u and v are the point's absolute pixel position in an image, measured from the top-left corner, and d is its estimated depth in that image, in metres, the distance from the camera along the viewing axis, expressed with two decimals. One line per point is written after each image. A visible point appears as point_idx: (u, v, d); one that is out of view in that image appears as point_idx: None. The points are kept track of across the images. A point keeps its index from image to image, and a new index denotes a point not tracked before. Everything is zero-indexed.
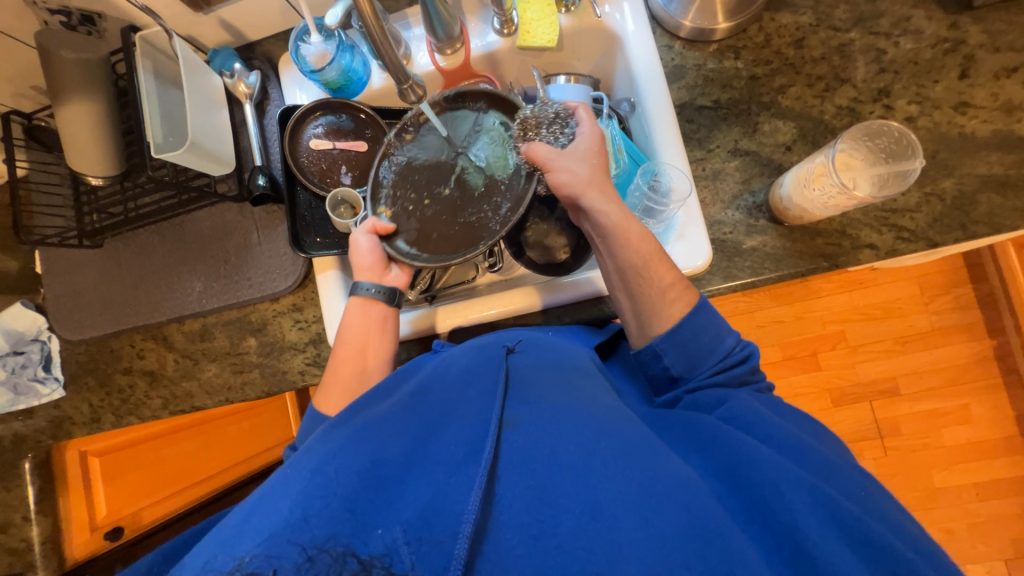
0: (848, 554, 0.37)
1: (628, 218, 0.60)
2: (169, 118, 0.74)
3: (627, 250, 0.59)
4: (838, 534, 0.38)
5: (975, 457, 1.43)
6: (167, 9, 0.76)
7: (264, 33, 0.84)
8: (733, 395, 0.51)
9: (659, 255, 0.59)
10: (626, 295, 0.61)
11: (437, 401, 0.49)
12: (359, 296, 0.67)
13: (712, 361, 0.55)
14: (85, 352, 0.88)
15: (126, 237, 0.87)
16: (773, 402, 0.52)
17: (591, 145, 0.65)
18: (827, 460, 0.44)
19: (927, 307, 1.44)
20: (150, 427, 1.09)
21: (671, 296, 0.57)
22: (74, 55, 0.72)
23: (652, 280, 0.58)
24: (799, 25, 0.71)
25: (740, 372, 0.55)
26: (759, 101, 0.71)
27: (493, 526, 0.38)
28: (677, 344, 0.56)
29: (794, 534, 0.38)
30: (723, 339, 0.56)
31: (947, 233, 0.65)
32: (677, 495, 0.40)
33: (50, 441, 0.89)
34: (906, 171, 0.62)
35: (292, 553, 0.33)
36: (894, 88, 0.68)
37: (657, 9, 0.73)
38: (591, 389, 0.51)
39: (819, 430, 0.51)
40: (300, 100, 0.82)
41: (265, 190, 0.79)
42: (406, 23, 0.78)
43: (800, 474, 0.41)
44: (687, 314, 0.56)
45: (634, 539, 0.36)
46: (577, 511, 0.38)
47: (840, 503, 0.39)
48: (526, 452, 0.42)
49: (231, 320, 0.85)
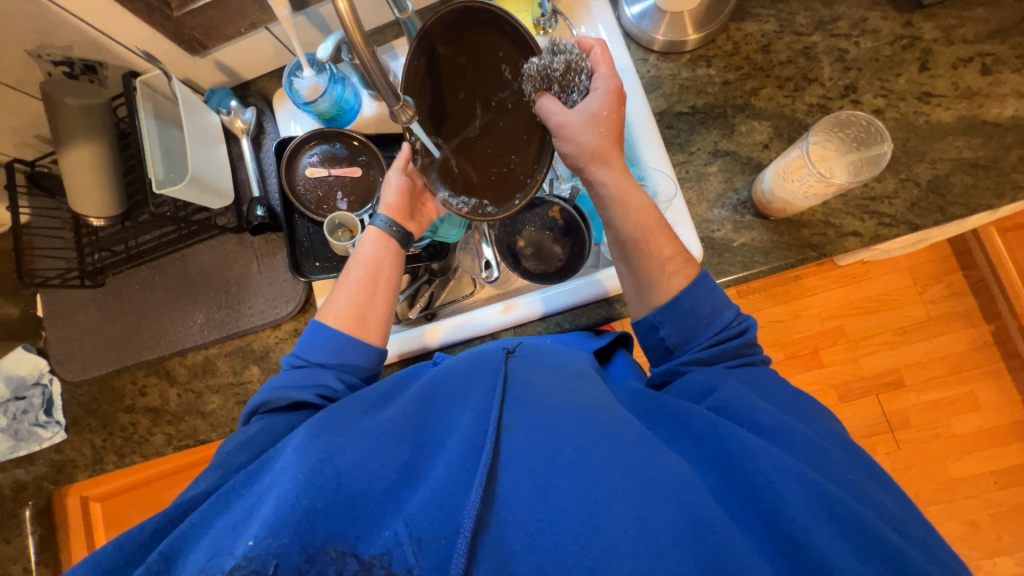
0: (839, 537, 0.37)
1: (634, 191, 0.61)
2: (169, 155, 0.76)
3: (627, 223, 0.60)
4: (835, 528, 0.37)
5: (989, 444, 1.42)
6: (166, 55, 0.79)
7: (259, 71, 0.88)
8: (721, 383, 0.49)
9: (662, 229, 0.61)
10: (627, 269, 0.62)
11: (441, 406, 0.49)
12: (375, 227, 0.67)
13: (707, 334, 0.56)
14: (88, 393, 0.88)
15: (127, 275, 0.88)
16: (774, 389, 0.50)
17: (603, 109, 0.62)
18: (812, 442, 0.43)
19: (921, 296, 1.46)
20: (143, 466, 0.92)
21: (671, 269, 0.59)
22: (78, 102, 0.75)
23: (652, 253, 0.59)
24: (764, 32, 0.75)
25: (734, 345, 0.55)
26: (734, 104, 0.75)
27: (492, 520, 0.39)
28: (674, 316, 0.56)
29: (786, 524, 0.38)
30: (722, 313, 0.56)
31: (926, 216, 0.67)
32: (674, 492, 0.39)
33: (52, 485, 0.88)
34: (877, 156, 0.65)
35: (292, 553, 0.35)
36: (859, 84, 0.72)
37: (630, 26, 0.77)
38: (586, 386, 0.50)
39: (818, 412, 0.49)
40: (295, 131, 0.85)
41: (264, 220, 0.80)
42: (393, 54, 0.83)
43: (796, 464, 0.40)
44: (687, 287, 0.57)
45: (628, 536, 0.36)
46: (574, 510, 0.38)
47: (835, 492, 0.39)
48: (525, 454, 0.42)
49: (233, 350, 0.85)
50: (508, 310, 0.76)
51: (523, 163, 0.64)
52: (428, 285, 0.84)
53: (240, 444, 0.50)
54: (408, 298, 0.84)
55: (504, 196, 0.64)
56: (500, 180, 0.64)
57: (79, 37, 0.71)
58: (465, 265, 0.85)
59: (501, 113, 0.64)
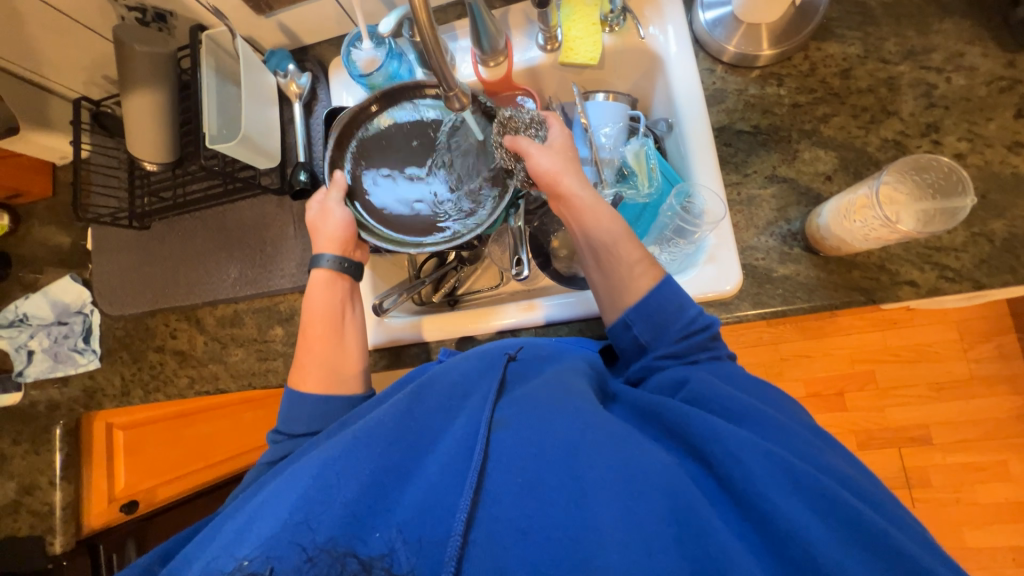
0: (811, 514, 0.35)
1: (595, 200, 0.62)
2: (225, 111, 0.78)
3: (598, 229, 0.60)
4: (803, 500, 0.36)
5: (1015, 518, 1.33)
6: (233, 11, 0.80)
7: (319, 37, 0.88)
8: (693, 374, 0.48)
9: (629, 236, 0.59)
10: (599, 274, 0.61)
11: (434, 403, 0.47)
12: (322, 268, 0.67)
13: (675, 327, 0.53)
14: (124, 327, 0.93)
15: (171, 221, 0.91)
16: (745, 381, 0.48)
17: (565, 140, 0.68)
18: (781, 424, 0.42)
19: (965, 353, 1.37)
20: (167, 410, 1.12)
21: (638, 271, 0.57)
22: (145, 48, 0.77)
23: (621, 258, 0.58)
24: (846, 55, 0.70)
25: (700, 340, 0.52)
26: (801, 129, 0.70)
27: (482, 517, 0.38)
28: (644, 313, 0.55)
29: (756, 500, 0.36)
30: (686, 309, 0.54)
31: (995, 275, 0.62)
32: (657, 479, 0.37)
33: (82, 408, 0.94)
34: (954, 209, 0.59)
35: (292, 554, 0.35)
36: (944, 124, 0.67)
37: (701, 32, 0.74)
38: (577, 379, 0.49)
39: (795, 403, 0.48)
40: (346, 101, 0.85)
41: (306, 185, 0.81)
42: (453, 35, 0.83)
43: (761, 443, 0.39)
44: (653, 288, 0.56)
45: (615, 526, 0.36)
46: (563, 502, 0.38)
47: (800, 465, 0.37)
48: (515, 452, 0.41)
49: (261, 308, 0.88)
50: (529, 310, 0.74)
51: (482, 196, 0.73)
52: (455, 271, 0.85)
53: (244, 483, 0.56)
54: (433, 282, 0.85)
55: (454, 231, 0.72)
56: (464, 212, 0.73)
57: None
58: (495, 256, 0.84)
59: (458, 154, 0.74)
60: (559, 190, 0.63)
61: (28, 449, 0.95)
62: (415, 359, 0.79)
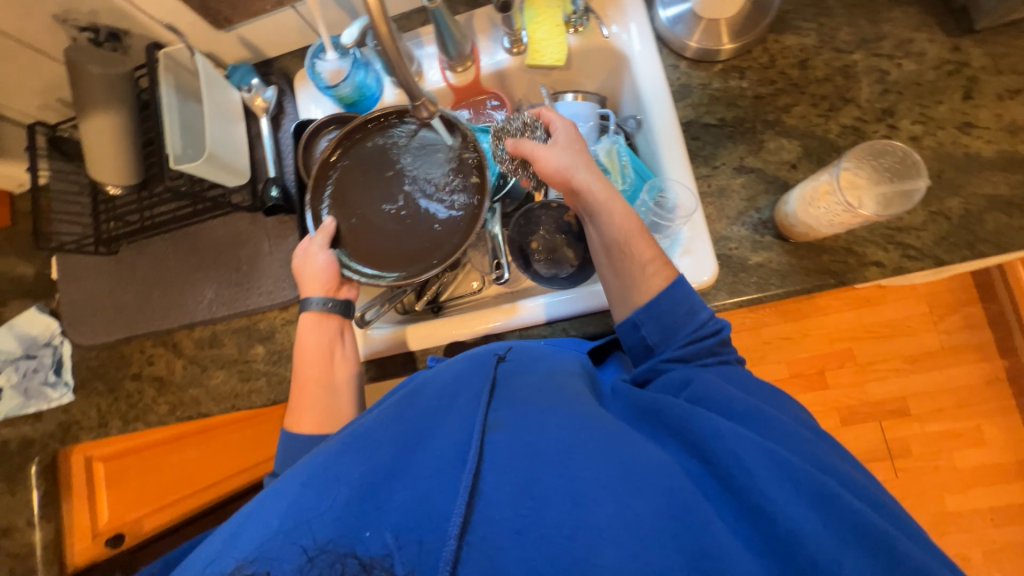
0: (807, 509, 0.36)
1: (609, 197, 0.62)
2: (189, 130, 0.76)
3: (611, 225, 0.61)
4: (801, 496, 0.37)
5: (990, 480, 1.40)
6: (190, 28, 0.79)
7: (281, 49, 0.87)
8: (697, 376, 0.49)
9: (642, 233, 0.60)
10: (611, 272, 0.61)
11: (425, 403, 0.47)
12: (310, 312, 0.66)
13: (685, 331, 0.54)
14: (97, 357, 0.90)
15: (140, 245, 0.89)
16: (751, 387, 0.49)
17: (568, 135, 0.67)
18: (782, 425, 0.43)
19: (935, 325, 1.43)
20: (133, 442, 1.02)
21: (650, 270, 0.58)
22: (100, 69, 0.75)
23: (634, 256, 0.59)
24: (803, 46, 0.72)
25: (709, 344, 0.53)
26: (764, 120, 0.72)
27: (478, 518, 0.37)
28: (654, 314, 0.56)
29: (755, 497, 0.37)
30: (697, 312, 0.55)
31: (953, 252, 0.65)
32: (657, 479, 0.39)
33: (58, 444, 0.91)
34: (910, 191, 0.61)
35: (293, 556, 0.35)
36: (898, 109, 0.69)
37: (663, 29, 0.75)
38: (573, 384, 0.50)
39: (796, 407, 0.49)
40: (314, 114, 0.84)
41: (278, 202, 0.80)
42: (419, 42, 0.82)
43: (761, 442, 0.40)
44: (664, 288, 0.57)
45: (613, 523, 0.36)
46: (559, 502, 0.37)
47: (799, 464, 0.39)
48: (509, 454, 0.40)
49: (240, 328, 0.86)
50: (514, 312, 0.75)
51: (453, 222, 0.68)
52: (437, 279, 0.83)
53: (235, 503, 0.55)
54: (415, 290, 0.83)
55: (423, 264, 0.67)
56: (434, 242, 0.68)
57: (105, 4, 0.71)
58: (476, 262, 0.85)
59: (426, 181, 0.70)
60: (573, 188, 0.64)
61: (3, 489, 0.95)
62: (401, 369, 0.79)
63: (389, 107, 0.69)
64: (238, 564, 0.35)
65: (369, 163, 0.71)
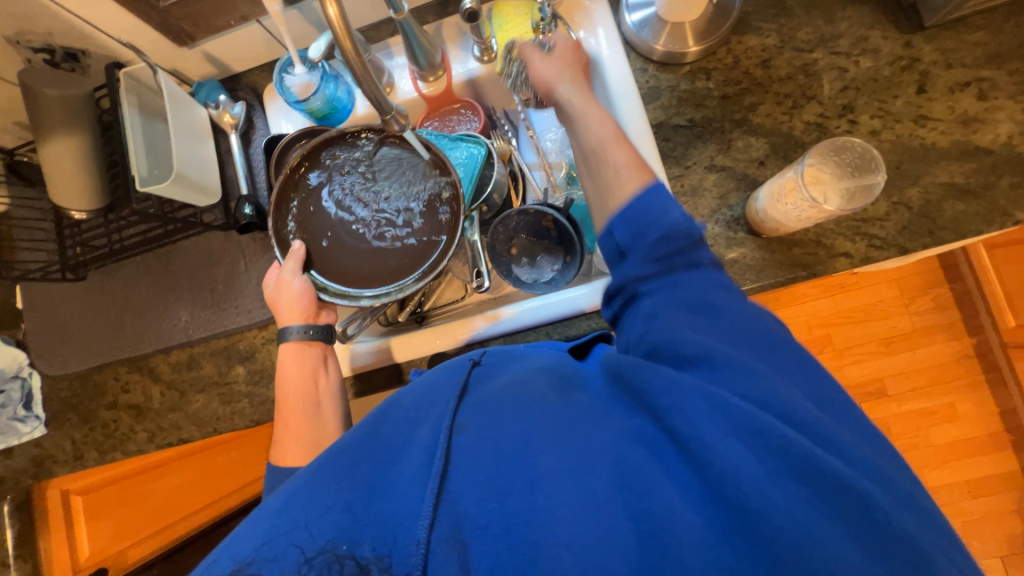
0: (753, 459, 0.35)
1: (587, 104, 0.60)
2: (154, 150, 0.74)
3: (586, 132, 0.58)
4: (755, 452, 0.35)
5: (965, 454, 1.46)
6: (152, 45, 0.77)
7: (249, 64, 0.86)
8: (663, 311, 0.45)
9: (619, 138, 0.57)
10: (589, 181, 0.58)
11: (400, 415, 0.46)
12: (289, 341, 0.66)
13: (657, 231, 0.48)
14: (69, 387, 0.87)
15: (110, 269, 0.86)
16: (720, 305, 0.44)
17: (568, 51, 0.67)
18: (750, 366, 0.40)
19: (907, 307, 1.48)
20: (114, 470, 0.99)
21: (624, 175, 0.54)
22: (58, 92, 0.72)
23: (608, 161, 0.55)
24: (765, 47, 0.74)
25: (683, 247, 0.47)
26: (732, 119, 0.74)
27: (445, 512, 0.37)
28: (626, 215, 0.50)
29: (707, 460, 0.35)
30: (672, 213, 0.49)
31: (916, 239, 0.68)
32: (610, 454, 0.38)
33: (30, 480, 0.87)
34: (870, 185, 0.64)
35: (291, 556, 0.36)
36: (857, 104, 0.72)
37: (629, 34, 0.76)
38: (537, 373, 0.48)
39: (767, 317, 0.46)
40: (285, 129, 0.83)
41: (252, 219, 0.78)
42: (389, 53, 0.82)
43: (715, 395, 0.37)
44: (639, 192, 0.51)
45: (568, 505, 0.36)
46: (518, 492, 0.37)
47: (756, 415, 0.36)
48: (475, 453, 0.40)
49: (219, 349, 0.84)
50: (495, 319, 0.75)
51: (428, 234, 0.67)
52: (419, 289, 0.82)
53: None
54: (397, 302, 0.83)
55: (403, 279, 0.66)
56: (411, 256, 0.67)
57: (58, 23, 0.69)
58: (457, 271, 0.85)
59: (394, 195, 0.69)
60: (555, 100, 0.64)
61: None
62: (386, 383, 0.79)
63: (347, 128, 0.68)
64: (236, 565, 0.36)
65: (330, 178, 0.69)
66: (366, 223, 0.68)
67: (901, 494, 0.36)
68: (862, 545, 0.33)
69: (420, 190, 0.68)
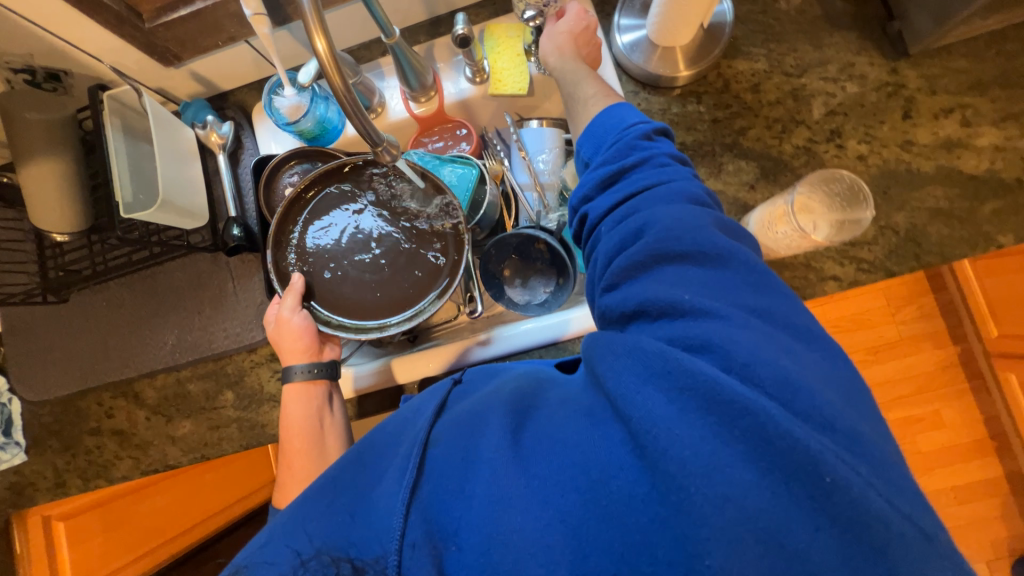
0: (687, 420, 0.34)
1: (558, 46, 0.66)
2: (138, 174, 0.73)
3: (564, 72, 0.65)
4: (690, 412, 0.34)
5: (950, 461, 1.49)
6: (136, 65, 0.75)
7: (236, 82, 0.84)
8: (618, 245, 0.46)
9: (591, 74, 0.63)
10: (568, 116, 0.65)
11: (386, 435, 0.47)
12: (295, 381, 0.65)
13: (610, 138, 0.52)
14: (50, 413, 0.84)
15: (93, 291, 0.84)
16: (659, 224, 0.43)
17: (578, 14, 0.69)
18: (696, 305, 0.38)
19: (894, 317, 1.50)
20: (97, 495, 0.98)
21: (594, 102, 0.60)
22: (38, 115, 0.71)
23: (580, 93, 0.62)
24: (754, 71, 0.75)
25: (631, 141, 0.50)
26: (722, 143, 0.75)
27: (415, 508, 0.39)
28: (589, 132, 0.55)
29: (642, 427, 0.34)
30: (628, 120, 0.53)
31: (902, 263, 0.69)
32: (560, 433, 0.38)
33: (10, 508, 0.85)
34: (857, 220, 0.63)
35: (286, 557, 0.38)
36: (845, 129, 0.73)
37: (620, 56, 0.76)
38: (513, 377, 0.50)
39: (716, 231, 0.43)
40: (274, 149, 0.82)
41: (241, 241, 0.78)
42: (380, 73, 0.82)
43: (646, 349, 0.37)
44: (603, 110, 0.57)
45: (521, 493, 0.36)
46: (476, 488, 0.38)
47: (682, 364, 0.35)
48: (446, 462, 0.40)
49: (207, 373, 0.83)
50: (489, 343, 0.75)
51: (439, 262, 0.67)
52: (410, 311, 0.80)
53: None
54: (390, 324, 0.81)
55: (415, 304, 0.65)
56: (418, 287, 0.66)
57: (39, 44, 0.67)
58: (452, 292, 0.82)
59: (399, 225, 0.68)
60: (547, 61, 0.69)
61: None
62: (379, 407, 0.78)
63: (352, 158, 0.67)
64: (236, 567, 0.40)
65: (333, 204, 0.68)
66: (371, 251, 0.67)
67: (838, 425, 0.33)
68: (771, 474, 0.32)
69: (426, 215, 0.68)
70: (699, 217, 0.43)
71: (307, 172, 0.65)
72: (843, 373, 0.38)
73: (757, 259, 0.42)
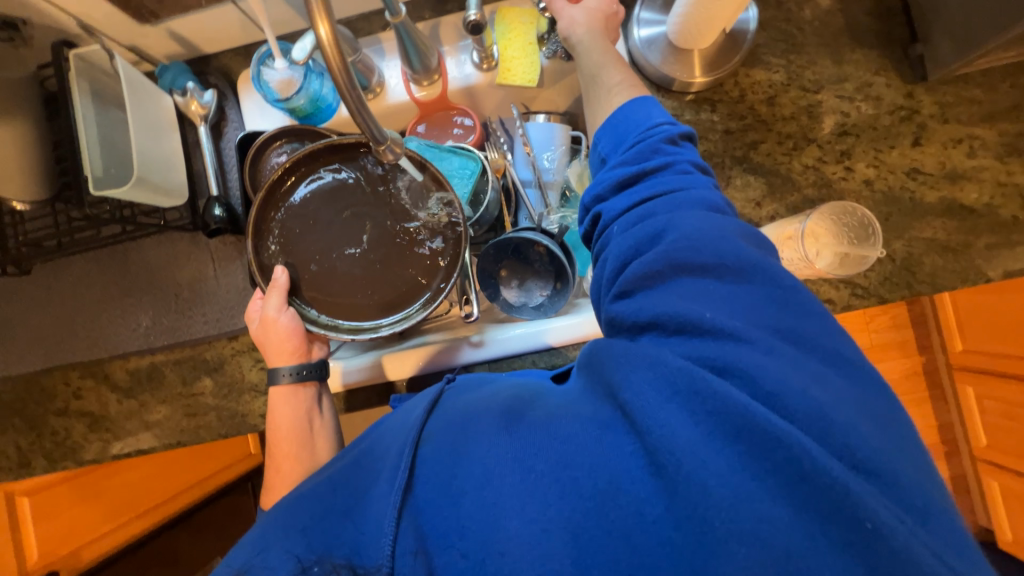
0: (704, 440, 0.34)
1: (582, 31, 0.63)
2: (110, 145, 0.67)
3: (591, 55, 0.61)
4: (706, 430, 0.34)
5: None
6: (106, 19, 0.68)
7: (221, 46, 0.77)
8: (634, 251, 0.44)
9: (617, 63, 0.60)
10: (586, 105, 0.62)
11: (379, 435, 0.46)
12: (280, 383, 0.64)
13: (634, 135, 0.50)
14: (12, 391, 0.79)
15: (57, 264, 0.78)
16: (679, 232, 0.42)
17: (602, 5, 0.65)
18: (716, 321, 0.37)
19: (868, 325, 1.56)
20: (62, 472, 0.93)
21: (617, 92, 0.57)
22: None
23: (602, 82, 0.59)
24: (772, 82, 0.73)
25: (655, 143, 0.48)
26: (733, 155, 0.73)
27: (409, 511, 0.38)
28: (610, 128, 0.53)
29: (658, 444, 0.34)
30: (653, 118, 0.51)
31: (896, 291, 0.70)
32: (566, 442, 0.37)
33: None
34: (862, 257, 0.64)
35: (287, 564, 0.38)
36: (855, 151, 0.72)
37: (636, 52, 0.73)
38: (510, 381, 0.48)
39: (743, 245, 0.41)
40: (261, 125, 0.76)
41: (222, 223, 0.73)
42: (380, 50, 0.76)
43: (661, 363, 0.37)
44: (627, 102, 0.54)
45: (519, 501, 0.36)
46: (471, 493, 0.37)
47: (702, 382, 0.35)
48: (435, 465, 0.39)
49: (183, 358, 0.79)
50: (481, 345, 0.73)
51: (433, 257, 0.64)
52: None
53: None
54: None
55: (403, 309, 0.63)
56: (408, 285, 0.63)
57: None
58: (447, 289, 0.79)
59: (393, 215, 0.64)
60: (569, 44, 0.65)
61: None
62: (365, 403, 0.77)
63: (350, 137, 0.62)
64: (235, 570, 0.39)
65: (326, 185, 0.64)
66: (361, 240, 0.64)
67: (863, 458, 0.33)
68: (785, 498, 0.32)
69: (422, 207, 0.64)
70: (723, 228, 0.42)
71: (302, 149, 0.61)
72: (883, 406, 0.37)
73: (780, 273, 0.40)
